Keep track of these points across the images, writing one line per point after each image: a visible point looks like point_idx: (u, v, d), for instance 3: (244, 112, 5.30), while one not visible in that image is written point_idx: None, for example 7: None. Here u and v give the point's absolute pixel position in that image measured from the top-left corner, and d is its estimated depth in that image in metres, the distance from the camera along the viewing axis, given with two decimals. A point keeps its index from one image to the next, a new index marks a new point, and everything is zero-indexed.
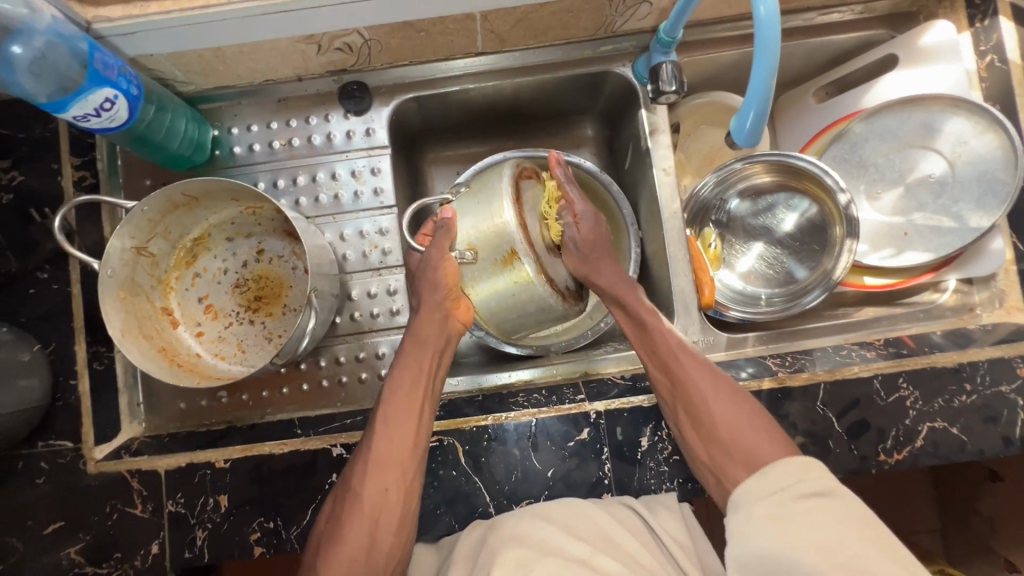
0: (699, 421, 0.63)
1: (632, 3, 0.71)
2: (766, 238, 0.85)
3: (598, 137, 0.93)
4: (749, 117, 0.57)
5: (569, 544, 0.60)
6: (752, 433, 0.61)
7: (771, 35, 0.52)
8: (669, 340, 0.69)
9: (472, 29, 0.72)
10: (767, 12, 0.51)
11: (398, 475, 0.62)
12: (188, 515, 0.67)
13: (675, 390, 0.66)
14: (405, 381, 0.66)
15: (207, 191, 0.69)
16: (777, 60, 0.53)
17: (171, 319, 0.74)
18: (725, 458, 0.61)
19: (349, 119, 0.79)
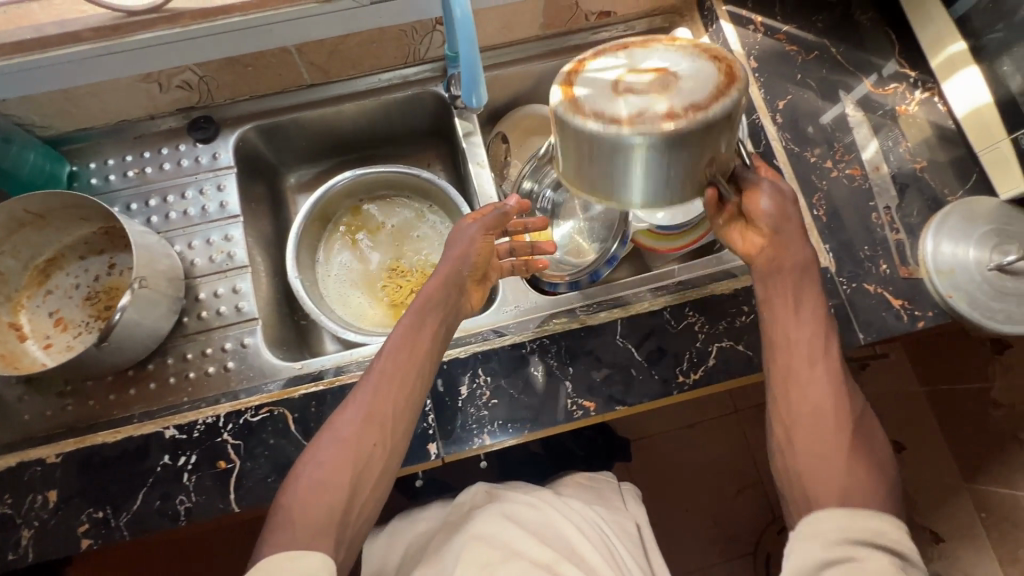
0: (795, 411, 0.60)
1: (424, 32, 0.88)
2: (579, 212, 0.96)
3: (440, 151, 1.08)
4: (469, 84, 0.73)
5: (536, 551, 0.77)
6: (861, 467, 0.56)
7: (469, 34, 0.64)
8: (806, 348, 0.62)
9: (293, 62, 0.87)
10: (463, 14, 0.63)
11: (384, 433, 0.60)
12: (15, 516, 0.68)
13: (786, 378, 0.61)
14: (397, 344, 0.65)
15: (51, 209, 0.77)
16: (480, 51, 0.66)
17: (18, 333, 0.79)
18: (817, 476, 0.56)
19: (198, 147, 0.90)
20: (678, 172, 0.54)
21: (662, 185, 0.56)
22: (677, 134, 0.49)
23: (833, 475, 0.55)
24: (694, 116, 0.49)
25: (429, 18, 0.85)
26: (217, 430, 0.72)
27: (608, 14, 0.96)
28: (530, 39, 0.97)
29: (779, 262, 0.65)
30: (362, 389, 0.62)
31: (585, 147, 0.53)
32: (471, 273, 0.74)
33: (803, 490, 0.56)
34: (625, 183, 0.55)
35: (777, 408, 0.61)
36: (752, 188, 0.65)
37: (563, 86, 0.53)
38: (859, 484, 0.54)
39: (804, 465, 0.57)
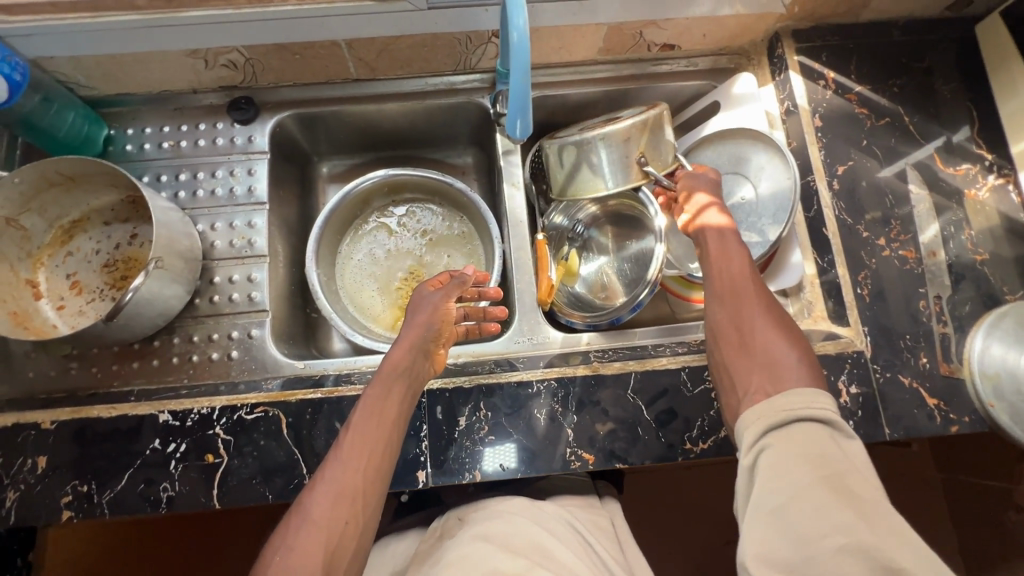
0: (727, 326, 0.64)
1: (478, 43, 0.85)
2: (611, 251, 0.94)
3: (478, 162, 1.06)
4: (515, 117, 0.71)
5: (511, 563, 0.73)
6: (785, 350, 0.59)
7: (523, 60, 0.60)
8: (737, 260, 0.69)
9: (342, 56, 0.84)
10: (519, 38, 0.59)
11: (355, 510, 0.58)
12: (3, 476, 0.68)
13: (721, 297, 0.67)
14: (364, 422, 0.64)
15: (83, 173, 0.77)
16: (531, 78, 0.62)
17: (34, 291, 0.79)
18: (747, 371, 0.60)
19: (236, 127, 0.89)
20: (623, 156, 0.82)
21: (619, 169, 0.83)
22: (619, 138, 0.80)
23: (763, 364, 0.59)
24: (630, 119, 0.79)
25: (486, 30, 0.82)
26: (210, 422, 0.71)
27: (672, 47, 0.92)
28: (586, 62, 0.93)
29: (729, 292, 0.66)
30: (331, 466, 0.61)
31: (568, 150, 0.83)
32: (432, 343, 0.74)
33: (736, 386, 0.60)
34: (602, 168, 0.83)
35: (712, 326, 0.66)
36: (685, 176, 0.80)
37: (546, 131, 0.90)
38: (787, 366, 0.58)
39: (739, 369, 0.60)
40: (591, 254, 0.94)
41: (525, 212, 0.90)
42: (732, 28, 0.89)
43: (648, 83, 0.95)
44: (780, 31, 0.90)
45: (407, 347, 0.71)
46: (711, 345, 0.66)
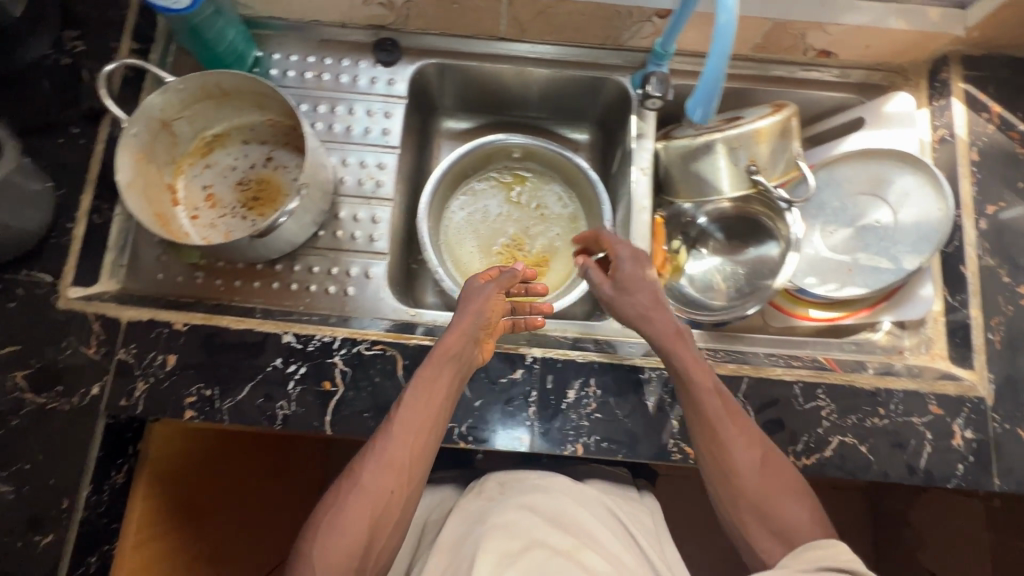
0: (722, 468, 0.64)
1: (637, 20, 0.83)
2: (724, 254, 0.92)
3: (592, 141, 1.04)
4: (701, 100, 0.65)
5: (556, 539, 0.71)
6: (792, 500, 0.61)
7: (723, 46, 0.58)
8: (705, 394, 0.66)
9: (499, 12, 0.83)
10: (725, 20, 0.57)
11: (401, 482, 0.61)
12: (134, 366, 0.71)
13: (706, 438, 0.65)
14: (415, 408, 0.64)
15: (238, 89, 0.79)
16: (727, 64, 0.60)
17: (173, 197, 0.81)
18: (756, 524, 0.61)
19: (377, 68, 0.89)
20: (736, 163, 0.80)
21: (729, 174, 0.81)
22: (732, 141, 0.78)
23: (777, 524, 0.60)
24: (746, 124, 0.77)
25: (651, 7, 0.80)
26: (330, 350, 0.73)
27: (828, 54, 0.88)
28: (737, 56, 0.90)
29: (713, 424, 0.65)
30: (369, 458, 0.61)
31: (679, 151, 0.83)
32: (483, 330, 0.70)
33: (749, 536, 0.61)
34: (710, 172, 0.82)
35: (711, 463, 0.64)
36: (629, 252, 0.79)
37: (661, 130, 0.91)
38: (796, 522, 0.60)
39: (753, 524, 0.61)
40: (696, 253, 0.93)
41: (650, 199, 0.89)
42: (900, 43, 0.85)
43: (793, 88, 0.92)
44: (949, 55, 0.86)
45: (457, 336, 0.67)
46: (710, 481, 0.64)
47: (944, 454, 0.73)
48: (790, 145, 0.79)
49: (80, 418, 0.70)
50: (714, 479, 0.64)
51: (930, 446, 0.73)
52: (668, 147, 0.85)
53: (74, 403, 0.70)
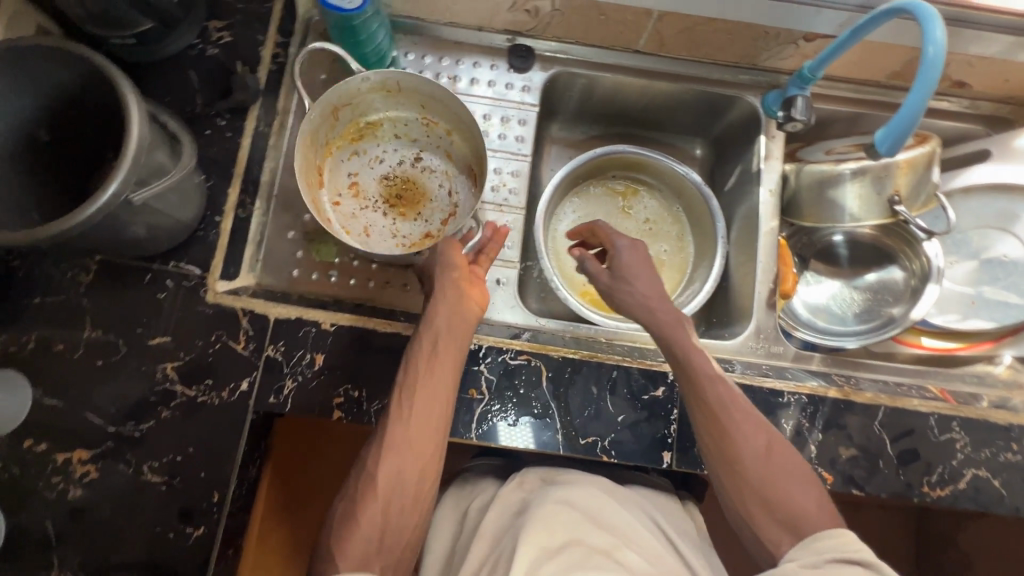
0: (734, 462, 0.62)
1: (783, 41, 0.83)
2: (844, 279, 0.92)
3: (706, 158, 1.05)
4: (894, 133, 0.66)
5: (596, 536, 0.66)
6: (795, 486, 0.61)
7: (933, 75, 0.60)
8: (714, 392, 0.66)
9: (644, 26, 0.83)
10: (935, 52, 0.59)
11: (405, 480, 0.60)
12: (283, 364, 0.72)
13: (714, 433, 0.64)
14: (409, 409, 0.63)
15: (413, 89, 0.79)
16: (933, 92, 0.61)
17: (321, 180, 0.81)
18: (763, 515, 0.60)
19: (511, 74, 0.89)
20: (877, 191, 0.80)
21: (866, 202, 0.81)
22: (877, 169, 0.78)
23: (781, 514, 0.59)
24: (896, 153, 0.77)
25: (802, 31, 0.80)
26: (476, 358, 0.73)
27: (963, 85, 0.89)
28: (869, 81, 0.90)
29: (719, 417, 0.64)
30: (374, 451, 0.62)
31: (816, 176, 0.83)
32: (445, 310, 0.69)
33: (764, 538, 0.60)
34: (847, 199, 0.81)
35: (718, 464, 0.64)
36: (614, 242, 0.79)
37: (789, 155, 0.92)
38: (802, 511, 0.59)
39: (759, 515, 0.60)
40: (809, 277, 0.93)
41: (777, 221, 0.89)
42: None
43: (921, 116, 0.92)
44: None
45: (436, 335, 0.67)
46: (718, 482, 0.64)
47: None
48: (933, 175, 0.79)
49: (229, 413, 0.70)
50: (721, 473, 0.63)
51: None
52: (802, 171, 0.85)
53: (223, 397, 0.70)
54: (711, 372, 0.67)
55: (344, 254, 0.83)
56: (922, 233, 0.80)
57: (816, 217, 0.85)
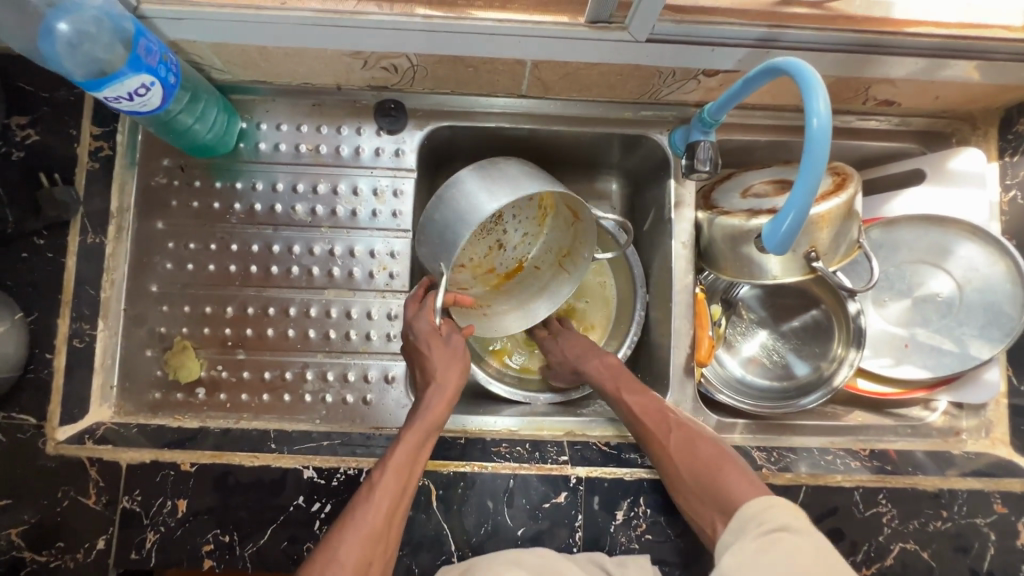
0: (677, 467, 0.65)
1: (680, 78, 0.72)
2: (771, 326, 0.86)
3: (622, 194, 0.95)
4: (785, 220, 0.56)
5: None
6: (733, 474, 0.62)
7: (820, 151, 0.52)
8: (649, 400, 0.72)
9: (521, 74, 0.72)
10: (819, 125, 0.51)
11: (375, 554, 0.56)
12: (142, 515, 0.65)
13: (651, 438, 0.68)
14: (391, 473, 0.60)
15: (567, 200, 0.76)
16: (823, 173, 0.53)
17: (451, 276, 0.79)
18: (704, 506, 0.63)
19: (381, 136, 0.78)
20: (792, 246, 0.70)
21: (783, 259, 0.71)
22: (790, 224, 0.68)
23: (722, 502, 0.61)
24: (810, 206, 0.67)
25: (698, 68, 0.69)
26: (357, 484, 0.66)
27: (890, 104, 0.78)
28: (787, 107, 0.80)
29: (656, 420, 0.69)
30: (359, 508, 0.58)
31: (728, 231, 0.73)
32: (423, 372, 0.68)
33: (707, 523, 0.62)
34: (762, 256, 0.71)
35: (664, 465, 0.66)
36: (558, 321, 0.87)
37: (701, 195, 0.81)
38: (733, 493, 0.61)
39: (696, 504, 0.63)
40: (736, 322, 0.87)
41: (693, 275, 0.81)
42: (975, 95, 0.75)
43: (849, 139, 0.82)
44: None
45: (449, 398, 0.66)
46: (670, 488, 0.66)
47: (1006, 556, 0.70)
48: (852, 227, 0.71)
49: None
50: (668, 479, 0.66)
51: (994, 547, 0.70)
52: (715, 223, 0.75)
53: (78, 560, 0.64)
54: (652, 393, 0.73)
55: (211, 367, 0.75)
56: (846, 289, 0.72)
57: (734, 272, 0.75)
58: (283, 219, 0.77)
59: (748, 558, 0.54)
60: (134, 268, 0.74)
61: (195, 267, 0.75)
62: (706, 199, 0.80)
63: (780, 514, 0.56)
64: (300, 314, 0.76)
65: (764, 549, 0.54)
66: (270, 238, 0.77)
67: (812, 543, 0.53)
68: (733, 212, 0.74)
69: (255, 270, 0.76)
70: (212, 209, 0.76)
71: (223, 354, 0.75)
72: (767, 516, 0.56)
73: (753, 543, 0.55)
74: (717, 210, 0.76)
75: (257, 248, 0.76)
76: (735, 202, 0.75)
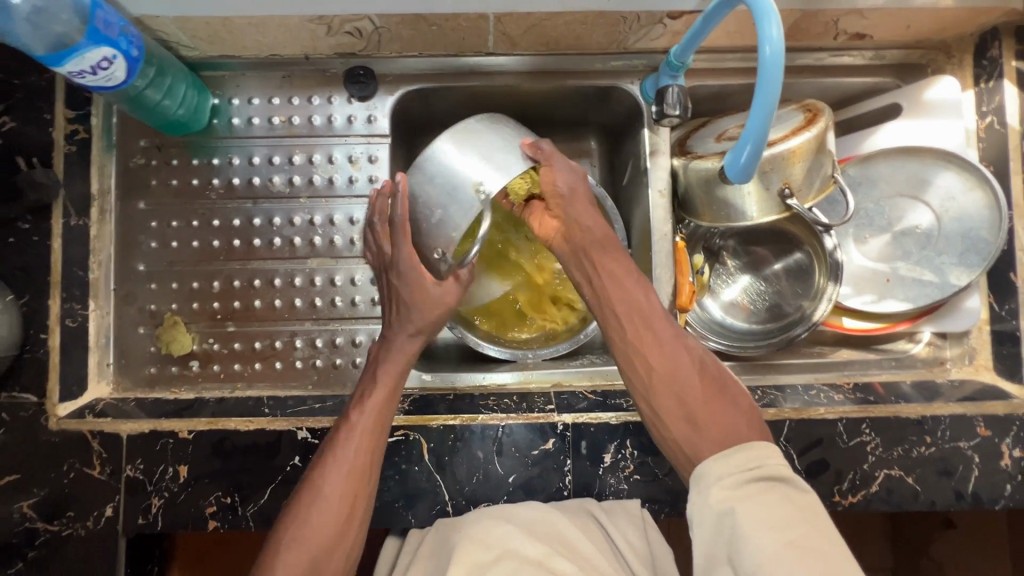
0: (670, 391, 0.60)
1: (646, 23, 0.71)
2: (753, 271, 0.87)
3: (601, 150, 0.95)
4: (745, 152, 0.57)
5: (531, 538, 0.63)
6: (724, 404, 0.58)
7: (774, 78, 0.52)
8: (640, 306, 0.64)
9: (485, 29, 0.71)
10: (772, 52, 0.51)
11: (361, 485, 0.61)
12: (145, 482, 0.67)
13: (637, 351, 0.63)
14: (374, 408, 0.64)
15: None
16: (778, 101, 0.53)
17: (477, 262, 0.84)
18: (688, 432, 0.57)
19: (353, 103, 0.79)
20: (764, 186, 0.70)
21: (755, 198, 0.71)
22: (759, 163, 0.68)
23: (714, 433, 0.56)
24: (779, 144, 0.67)
25: (662, 10, 0.68)
26: None
27: (862, 37, 0.77)
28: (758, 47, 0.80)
29: (640, 331, 0.63)
30: (339, 444, 0.62)
31: (701, 176, 0.74)
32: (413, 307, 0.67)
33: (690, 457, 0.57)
34: (734, 199, 0.72)
35: (642, 385, 0.61)
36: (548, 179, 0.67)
37: (674, 144, 0.81)
38: (730, 431, 0.56)
39: (682, 437, 0.58)
40: (720, 269, 0.88)
41: (672, 223, 0.81)
42: (949, 21, 0.74)
43: (821, 77, 0.82)
44: (1001, 27, 0.76)
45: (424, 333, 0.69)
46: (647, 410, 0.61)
47: (990, 477, 0.71)
48: (824, 161, 0.70)
49: (98, 542, 0.66)
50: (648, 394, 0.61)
51: (977, 469, 0.71)
52: (688, 168, 0.76)
53: (88, 527, 0.67)
54: (643, 291, 0.65)
55: (203, 340, 0.77)
56: (820, 224, 0.72)
57: (710, 217, 0.76)
58: (262, 192, 0.78)
59: (738, 497, 0.50)
60: (120, 249, 0.76)
61: (180, 245, 0.77)
62: (681, 145, 0.80)
63: (770, 460, 0.52)
64: (285, 285, 0.78)
65: (758, 493, 0.50)
66: (250, 211, 0.78)
67: (806, 497, 0.50)
68: (705, 157, 0.74)
69: (237, 244, 0.77)
70: (192, 186, 0.77)
71: (213, 328, 0.77)
72: (765, 464, 0.52)
73: (743, 480, 0.51)
74: (689, 156, 0.77)
75: (238, 222, 0.78)
76: (708, 147, 0.76)
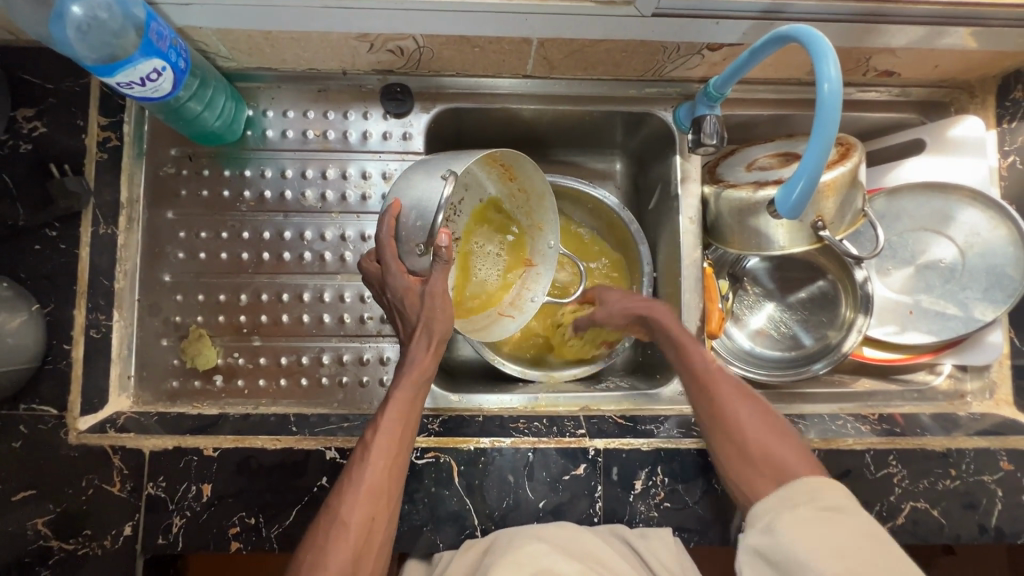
0: (730, 437, 0.64)
1: (686, 53, 0.72)
2: (777, 298, 0.87)
3: (626, 174, 0.96)
4: (797, 186, 0.58)
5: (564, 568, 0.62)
6: (781, 444, 0.62)
7: (832, 115, 0.53)
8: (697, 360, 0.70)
9: (527, 53, 0.72)
10: (830, 90, 0.52)
11: (378, 510, 0.57)
12: (167, 501, 0.65)
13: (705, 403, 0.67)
14: (388, 428, 0.60)
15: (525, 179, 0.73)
16: (835, 137, 0.54)
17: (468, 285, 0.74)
18: (749, 469, 0.62)
19: (388, 120, 0.79)
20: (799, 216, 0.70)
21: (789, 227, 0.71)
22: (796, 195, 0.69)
23: (768, 471, 0.61)
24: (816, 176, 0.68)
25: (703, 42, 0.69)
26: None
27: (890, 74, 0.79)
28: (788, 80, 0.81)
29: (704, 384, 0.68)
30: (356, 467, 0.58)
31: (735, 205, 0.74)
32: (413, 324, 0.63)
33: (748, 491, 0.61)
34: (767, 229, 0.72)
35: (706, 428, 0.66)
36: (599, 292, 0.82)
37: (704, 170, 0.82)
38: (787, 466, 0.60)
39: (739, 469, 0.62)
40: (743, 295, 0.88)
41: (701, 249, 0.82)
42: (975, 63, 0.76)
43: (849, 111, 0.84)
44: None
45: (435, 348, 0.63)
46: (702, 429, 0.67)
47: (1013, 511, 0.72)
48: (856, 195, 0.71)
49: (114, 561, 0.64)
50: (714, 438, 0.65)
51: (1001, 503, 0.72)
52: (721, 197, 0.76)
53: (105, 547, 0.64)
54: (699, 352, 0.70)
55: (228, 354, 0.75)
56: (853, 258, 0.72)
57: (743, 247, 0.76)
58: (293, 205, 0.77)
59: (801, 524, 0.54)
60: (146, 259, 0.74)
61: (208, 256, 0.76)
62: (711, 171, 0.80)
63: (832, 494, 0.56)
64: (314, 300, 0.77)
65: (817, 520, 0.54)
66: (281, 224, 0.77)
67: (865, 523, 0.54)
68: (738, 185, 0.74)
69: (267, 257, 0.76)
70: (222, 198, 0.76)
71: (238, 341, 0.76)
72: (821, 497, 0.56)
73: (806, 512, 0.55)
74: (722, 183, 0.77)
75: (268, 235, 0.77)
76: (739, 174, 0.76)
